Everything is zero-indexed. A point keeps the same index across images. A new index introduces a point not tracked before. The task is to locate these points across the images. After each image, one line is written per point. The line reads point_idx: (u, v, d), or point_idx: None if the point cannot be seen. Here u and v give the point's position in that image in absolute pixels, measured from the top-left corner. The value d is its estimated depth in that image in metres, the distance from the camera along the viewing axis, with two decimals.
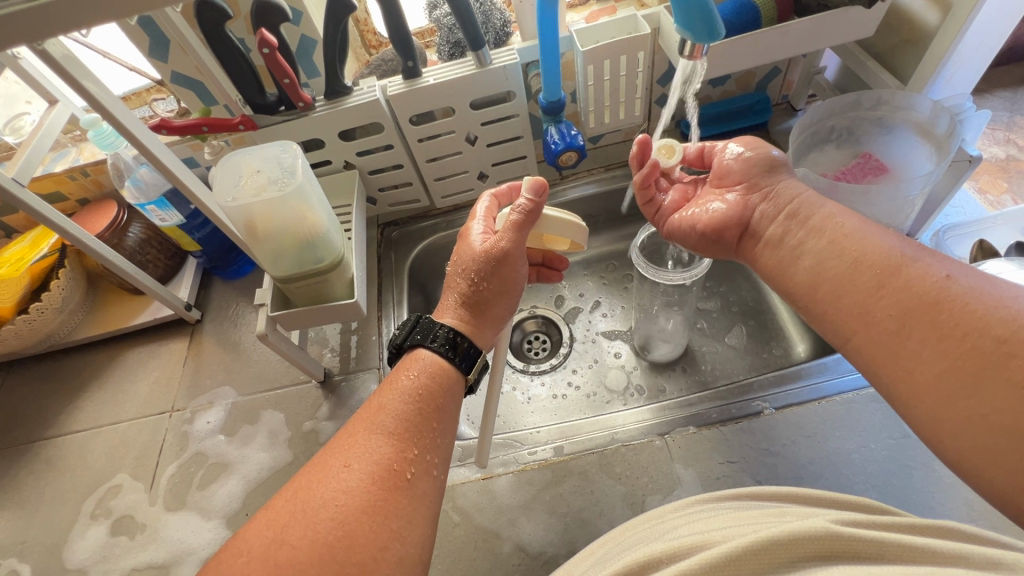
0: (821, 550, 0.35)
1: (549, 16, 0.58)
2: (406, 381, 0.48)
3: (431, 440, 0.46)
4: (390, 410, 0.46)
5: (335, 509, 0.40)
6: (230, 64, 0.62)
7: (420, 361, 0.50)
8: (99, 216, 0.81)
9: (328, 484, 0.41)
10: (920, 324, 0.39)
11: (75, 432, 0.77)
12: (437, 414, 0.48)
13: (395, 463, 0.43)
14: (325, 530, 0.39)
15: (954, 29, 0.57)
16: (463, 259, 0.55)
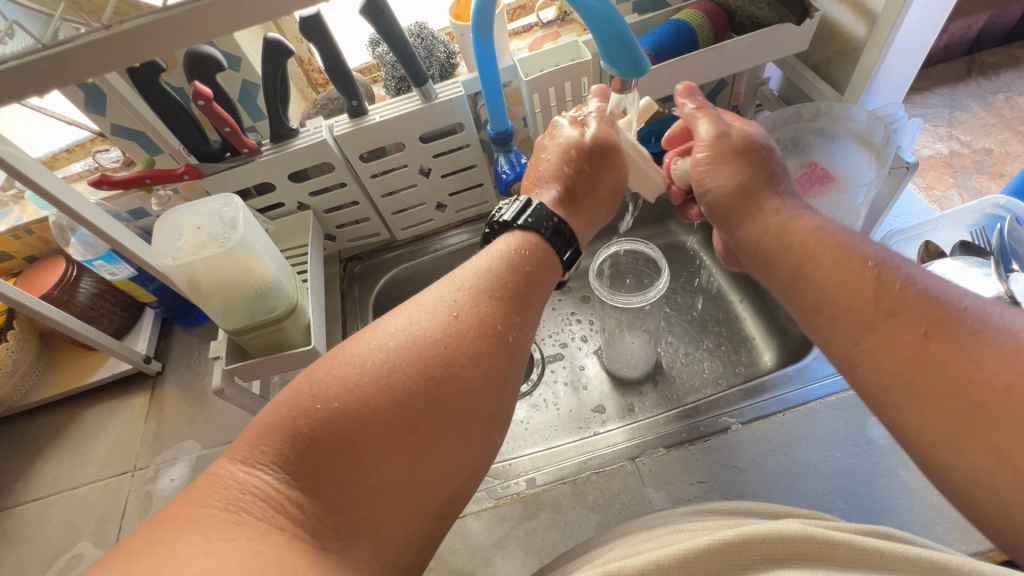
0: (779, 552, 0.36)
1: (487, 50, 0.59)
2: (511, 248, 0.47)
3: (531, 310, 0.46)
4: (499, 271, 0.45)
5: (434, 355, 0.40)
6: (168, 116, 0.61)
7: (516, 238, 0.48)
8: (47, 273, 0.78)
9: (437, 326, 0.41)
10: (891, 332, 0.38)
11: (32, 500, 0.74)
12: (535, 285, 0.47)
13: (499, 323, 0.43)
14: (421, 373, 0.39)
15: (881, 41, 0.58)
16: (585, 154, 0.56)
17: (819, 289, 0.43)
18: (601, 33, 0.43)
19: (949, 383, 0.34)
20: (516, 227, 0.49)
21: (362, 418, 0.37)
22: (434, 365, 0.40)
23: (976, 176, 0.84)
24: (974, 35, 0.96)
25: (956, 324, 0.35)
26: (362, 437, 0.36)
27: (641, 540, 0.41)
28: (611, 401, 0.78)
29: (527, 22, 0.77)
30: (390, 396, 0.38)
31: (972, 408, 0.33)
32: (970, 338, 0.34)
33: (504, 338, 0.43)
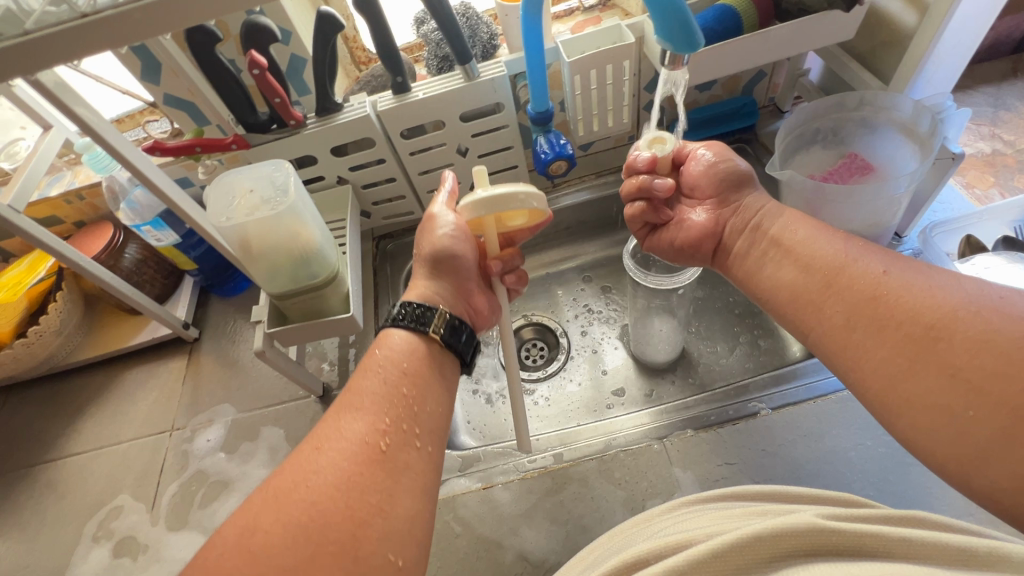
0: (803, 546, 0.36)
1: (535, 29, 0.60)
2: (375, 357, 0.48)
3: (408, 410, 0.45)
4: (359, 388, 0.45)
5: (346, 432, 0.42)
6: (221, 86, 0.63)
7: (392, 339, 0.49)
8: (96, 237, 0.81)
9: (302, 469, 0.40)
10: (854, 280, 0.43)
11: (75, 454, 0.77)
12: (411, 386, 0.46)
13: (369, 436, 0.42)
14: (339, 450, 0.41)
15: (932, 30, 0.58)
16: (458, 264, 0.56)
17: (795, 262, 0.48)
18: (658, 6, 0.43)
19: (901, 320, 0.39)
20: (391, 321, 0.50)
21: (294, 500, 0.37)
22: (350, 437, 0.41)
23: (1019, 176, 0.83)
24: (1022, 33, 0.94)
25: (911, 271, 0.41)
26: (308, 523, 0.36)
27: (673, 529, 0.42)
28: (635, 386, 0.79)
29: (569, 7, 0.78)
30: (311, 481, 0.39)
31: (926, 337, 0.37)
32: (923, 279, 0.39)
33: (409, 396, 0.45)
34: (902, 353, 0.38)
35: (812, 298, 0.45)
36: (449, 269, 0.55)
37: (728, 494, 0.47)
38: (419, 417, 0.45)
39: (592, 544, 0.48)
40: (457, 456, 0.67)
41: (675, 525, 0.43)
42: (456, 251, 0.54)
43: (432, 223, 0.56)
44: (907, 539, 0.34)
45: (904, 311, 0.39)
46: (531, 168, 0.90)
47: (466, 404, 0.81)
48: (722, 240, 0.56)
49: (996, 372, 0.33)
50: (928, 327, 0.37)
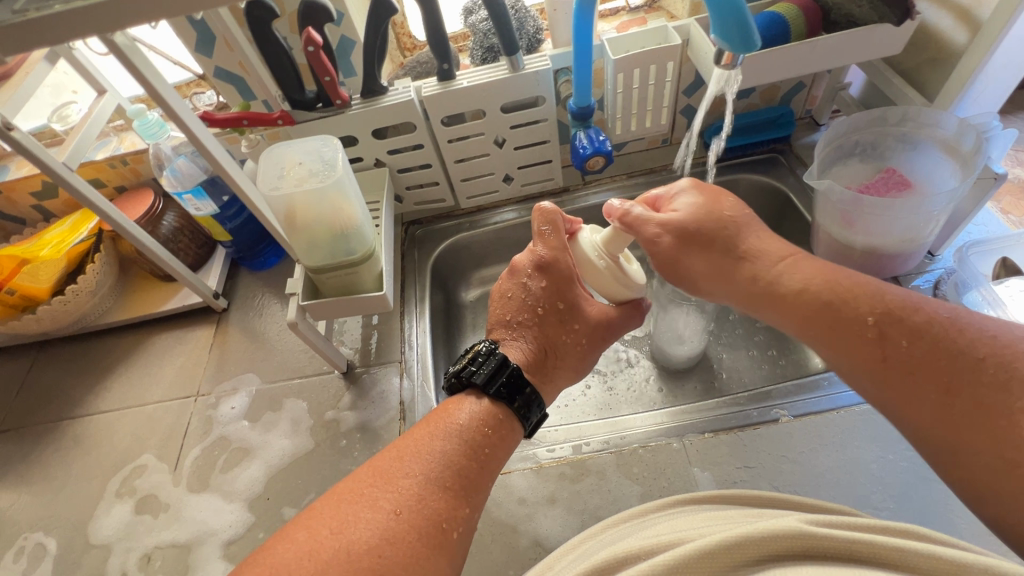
0: (791, 549, 0.36)
1: (585, 24, 0.60)
2: (463, 425, 0.47)
3: (477, 498, 0.45)
4: (446, 459, 0.44)
5: (425, 506, 0.41)
6: (273, 61, 0.65)
7: (479, 408, 0.49)
8: (136, 203, 0.83)
9: (372, 526, 0.39)
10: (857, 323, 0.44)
11: (102, 412, 0.79)
12: (484, 472, 0.46)
13: (443, 519, 0.41)
14: (413, 522, 0.40)
15: (982, 48, 0.58)
16: (579, 370, 0.59)
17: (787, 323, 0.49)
18: (718, 5, 0.44)
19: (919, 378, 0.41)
20: (485, 390, 0.50)
21: (360, 566, 0.36)
22: (429, 514, 0.41)
23: None
24: None
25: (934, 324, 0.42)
26: None
27: (660, 529, 0.42)
28: (650, 386, 0.79)
29: (614, 6, 0.78)
30: (384, 553, 0.37)
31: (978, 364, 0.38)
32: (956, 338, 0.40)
33: (481, 483, 0.45)
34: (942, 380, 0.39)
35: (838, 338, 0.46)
36: (576, 363, 0.58)
37: (719, 494, 0.47)
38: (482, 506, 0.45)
39: (583, 534, 0.49)
40: None
41: (665, 523, 0.44)
42: (606, 332, 0.59)
43: (576, 310, 0.58)
44: (897, 548, 0.34)
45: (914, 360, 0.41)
46: (564, 164, 0.90)
47: None
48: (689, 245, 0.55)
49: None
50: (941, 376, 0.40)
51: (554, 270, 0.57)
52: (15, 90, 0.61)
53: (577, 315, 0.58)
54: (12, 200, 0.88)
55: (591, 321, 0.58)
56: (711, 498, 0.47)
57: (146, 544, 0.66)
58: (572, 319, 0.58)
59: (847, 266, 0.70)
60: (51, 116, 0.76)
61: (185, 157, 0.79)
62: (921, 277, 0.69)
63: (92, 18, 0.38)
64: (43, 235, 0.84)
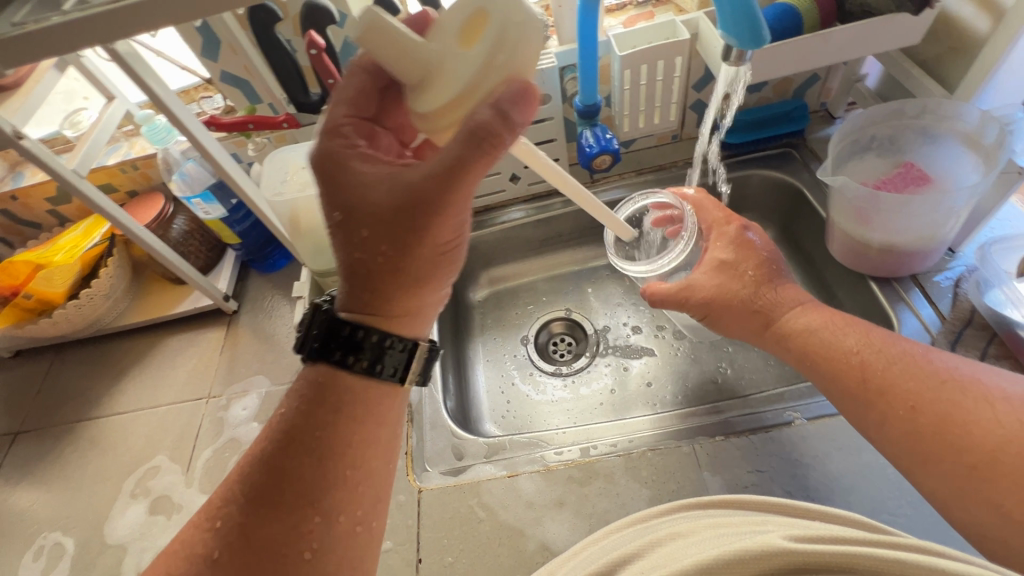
0: (784, 567, 0.35)
1: (590, 22, 0.59)
2: (300, 418, 0.43)
3: (327, 496, 0.42)
4: (274, 469, 0.41)
5: (252, 533, 0.40)
6: (278, 65, 0.65)
7: (319, 383, 0.44)
8: (148, 207, 0.85)
9: (198, 573, 0.39)
10: (876, 382, 0.46)
11: (117, 414, 0.81)
12: (326, 461, 0.42)
13: (281, 545, 0.40)
14: (240, 559, 0.39)
15: (1005, 38, 0.55)
16: (416, 271, 0.42)
17: (822, 375, 0.50)
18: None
19: (946, 449, 0.41)
20: (306, 355, 0.45)
21: None
22: (266, 542, 0.40)
23: None
24: None
25: (941, 393, 0.42)
26: None
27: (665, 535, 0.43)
28: (660, 387, 0.78)
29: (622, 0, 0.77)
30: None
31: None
32: (972, 398, 0.41)
33: (326, 478, 0.42)
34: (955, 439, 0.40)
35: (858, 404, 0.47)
36: (394, 273, 0.42)
37: (724, 501, 0.47)
38: (345, 498, 0.43)
39: (587, 541, 0.49)
40: (484, 443, 0.67)
41: (672, 526, 0.44)
42: (421, 200, 0.39)
43: (359, 208, 0.40)
44: (898, 561, 0.32)
45: (942, 430, 0.41)
46: (572, 162, 0.89)
47: (492, 395, 0.82)
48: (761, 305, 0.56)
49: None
50: (966, 450, 0.40)
51: (325, 171, 0.42)
52: (25, 98, 0.62)
53: (359, 214, 0.40)
54: (29, 206, 0.89)
55: (381, 216, 0.40)
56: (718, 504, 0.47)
57: (160, 545, 0.67)
58: (358, 219, 0.40)
59: (865, 263, 0.68)
60: (64, 123, 0.77)
61: (193, 160, 0.80)
62: (941, 274, 0.67)
63: (92, 27, 0.38)
64: (58, 241, 0.85)
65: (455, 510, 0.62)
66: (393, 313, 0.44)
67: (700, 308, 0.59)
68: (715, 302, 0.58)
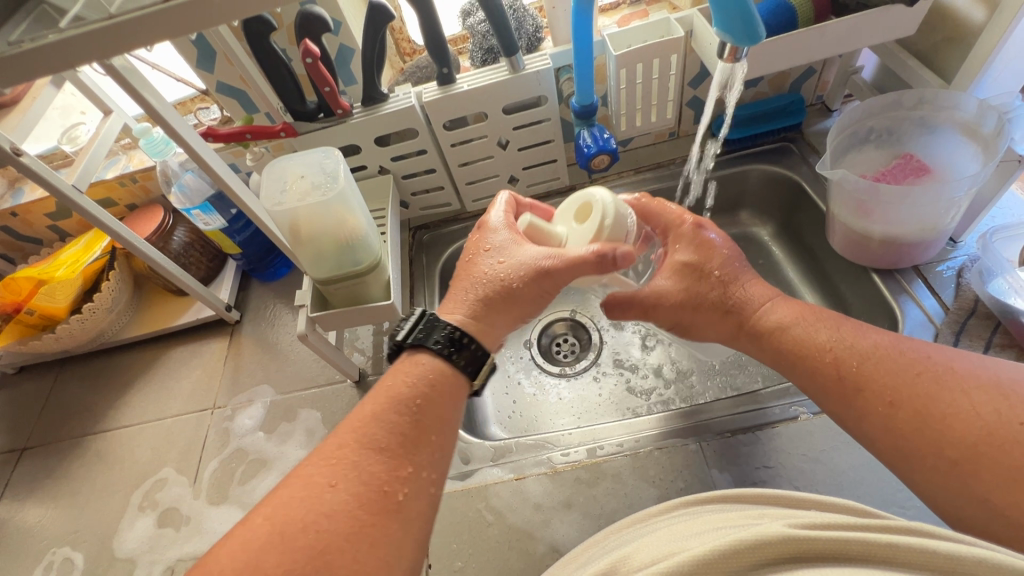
0: (784, 553, 0.34)
1: (585, 22, 0.59)
2: (404, 389, 0.45)
3: (430, 456, 0.43)
4: (382, 422, 0.43)
5: (363, 472, 0.40)
6: (274, 75, 0.65)
7: (421, 366, 0.47)
8: (147, 220, 0.85)
9: (312, 506, 0.38)
10: (854, 373, 0.45)
11: (122, 427, 0.81)
12: (428, 428, 0.44)
13: (387, 483, 0.40)
14: (354, 492, 0.39)
15: (1000, 27, 0.55)
16: (524, 297, 0.52)
17: (800, 372, 0.49)
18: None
19: (929, 441, 0.40)
20: (411, 344, 0.48)
21: (300, 544, 0.36)
22: (368, 479, 0.40)
23: None
24: None
25: (920, 384, 0.42)
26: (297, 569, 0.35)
27: (662, 535, 0.41)
28: (665, 386, 0.78)
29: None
30: (322, 527, 0.37)
31: (1011, 435, 0.37)
32: (949, 389, 0.41)
33: (426, 438, 0.44)
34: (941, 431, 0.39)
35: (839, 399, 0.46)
36: (505, 305, 0.52)
37: (709, 498, 0.45)
38: (437, 462, 0.44)
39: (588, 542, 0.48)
40: (490, 446, 0.67)
41: (669, 527, 0.43)
42: (550, 270, 0.51)
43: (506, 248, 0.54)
44: (891, 544, 0.32)
45: (925, 424, 0.40)
46: (570, 163, 0.89)
47: (496, 398, 0.82)
48: (731, 304, 0.55)
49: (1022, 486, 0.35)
50: (950, 446, 0.39)
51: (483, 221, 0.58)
52: (23, 116, 0.62)
53: (508, 251, 0.53)
54: (29, 221, 0.89)
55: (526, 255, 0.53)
56: (702, 501, 0.45)
57: (170, 557, 0.67)
58: (502, 250, 0.54)
59: (866, 256, 0.68)
60: (61, 138, 0.77)
61: (192, 172, 0.80)
62: (942, 265, 0.67)
63: (89, 44, 0.38)
64: (58, 256, 0.85)
65: (464, 514, 0.61)
66: (492, 343, 0.52)
67: (672, 318, 0.57)
68: (684, 309, 0.56)
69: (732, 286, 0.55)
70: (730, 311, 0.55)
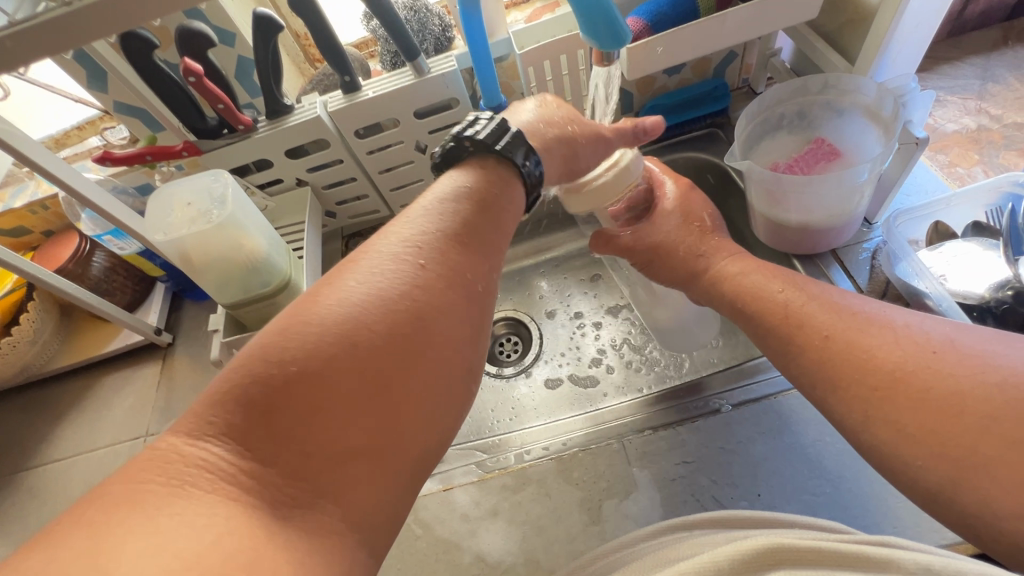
0: (766, 558, 0.34)
1: (477, 23, 0.58)
2: (436, 214, 0.43)
3: (466, 289, 0.41)
4: (416, 243, 0.40)
5: (409, 285, 0.38)
6: (165, 94, 0.62)
7: (455, 194, 0.44)
8: (63, 247, 0.82)
9: (349, 310, 0.36)
10: (799, 310, 0.47)
11: (55, 461, 0.79)
12: (470, 263, 0.42)
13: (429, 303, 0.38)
14: (396, 301, 0.37)
15: (891, 9, 0.55)
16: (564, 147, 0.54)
17: (749, 316, 0.52)
18: None
19: (862, 370, 0.41)
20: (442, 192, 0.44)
21: (335, 352, 0.34)
22: (410, 301, 0.37)
23: (1004, 153, 0.78)
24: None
25: (849, 327, 0.43)
26: (328, 369, 0.33)
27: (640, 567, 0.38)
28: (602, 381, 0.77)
29: None
30: (358, 344, 0.35)
31: (925, 364, 0.38)
32: (863, 331, 0.43)
33: (473, 273, 0.42)
34: (860, 358, 0.41)
35: (782, 338, 0.48)
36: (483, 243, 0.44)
37: (716, 517, 0.43)
38: (474, 301, 0.41)
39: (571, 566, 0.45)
40: None
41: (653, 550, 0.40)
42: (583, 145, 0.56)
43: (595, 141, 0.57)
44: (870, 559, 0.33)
45: (850, 358, 0.42)
46: None
47: None
48: (701, 256, 0.60)
49: (946, 413, 0.35)
50: (876, 371, 0.40)
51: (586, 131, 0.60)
52: None
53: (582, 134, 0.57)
54: None
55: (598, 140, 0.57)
56: (702, 521, 0.43)
57: None
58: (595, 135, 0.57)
59: (785, 242, 0.68)
60: None
61: None
62: (861, 246, 0.67)
63: None
64: None
65: None
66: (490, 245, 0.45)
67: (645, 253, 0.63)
68: (660, 249, 0.62)
69: (706, 238, 0.61)
70: (699, 257, 0.60)
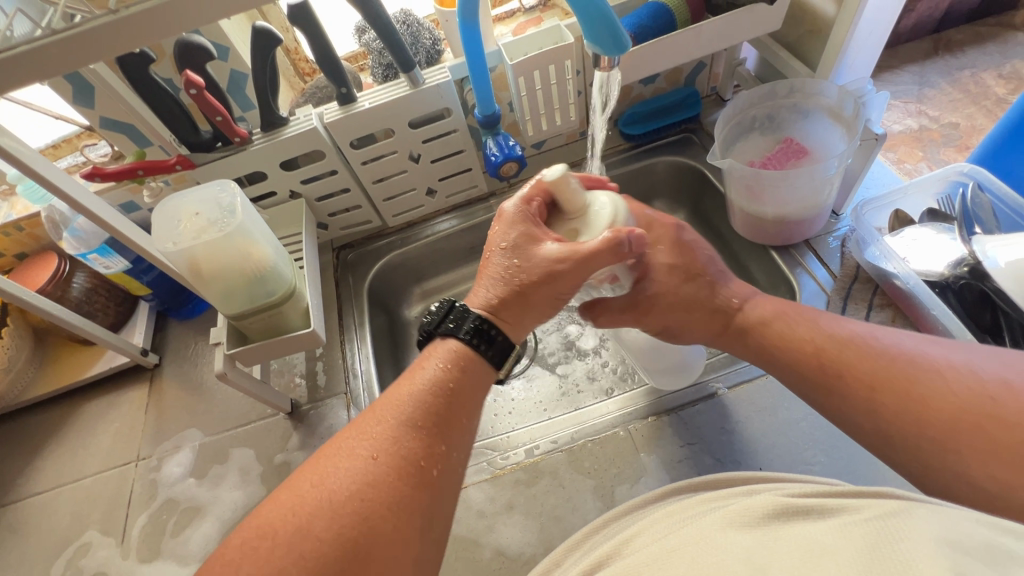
0: (773, 509, 0.38)
1: (474, 35, 0.61)
2: (428, 371, 0.47)
3: (447, 451, 0.44)
4: (407, 402, 0.44)
5: (401, 448, 0.42)
6: (160, 107, 0.62)
7: (442, 351, 0.48)
8: (41, 269, 0.79)
9: (346, 474, 0.40)
10: (838, 356, 0.49)
11: (36, 494, 0.75)
12: (452, 423, 0.45)
13: (420, 460, 0.42)
14: (391, 464, 0.41)
15: (848, 20, 0.61)
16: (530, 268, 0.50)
17: (780, 361, 0.54)
18: None
19: (922, 411, 0.42)
20: (454, 337, 0.49)
21: (339, 520, 0.38)
22: (401, 464, 0.41)
23: (944, 149, 0.87)
24: (941, 14, 0.98)
25: (896, 366, 0.45)
26: (331, 542, 0.37)
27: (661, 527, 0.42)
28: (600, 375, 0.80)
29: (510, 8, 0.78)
30: (361, 504, 0.38)
31: (986, 415, 0.39)
32: (909, 376, 0.44)
33: (456, 426, 0.45)
34: (910, 401, 0.43)
35: (827, 389, 0.49)
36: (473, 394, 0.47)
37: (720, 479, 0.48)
38: (450, 460, 0.44)
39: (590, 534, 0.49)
40: None
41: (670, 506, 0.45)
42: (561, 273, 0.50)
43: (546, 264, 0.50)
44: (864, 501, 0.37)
45: (905, 408, 0.43)
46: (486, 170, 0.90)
47: None
48: (727, 313, 0.59)
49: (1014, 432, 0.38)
50: (935, 412, 0.42)
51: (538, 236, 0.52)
52: None
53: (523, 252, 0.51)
54: None
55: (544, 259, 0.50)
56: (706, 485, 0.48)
57: None
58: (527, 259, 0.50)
59: (762, 233, 0.73)
60: None
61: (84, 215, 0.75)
62: (830, 236, 0.73)
63: None
64: None
65: None
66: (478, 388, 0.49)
67: (662, 319, 0.61)
68: (679, 308, 0.60)
69: (720, 292, 0.60)
70: (716, 312, 0.59)
